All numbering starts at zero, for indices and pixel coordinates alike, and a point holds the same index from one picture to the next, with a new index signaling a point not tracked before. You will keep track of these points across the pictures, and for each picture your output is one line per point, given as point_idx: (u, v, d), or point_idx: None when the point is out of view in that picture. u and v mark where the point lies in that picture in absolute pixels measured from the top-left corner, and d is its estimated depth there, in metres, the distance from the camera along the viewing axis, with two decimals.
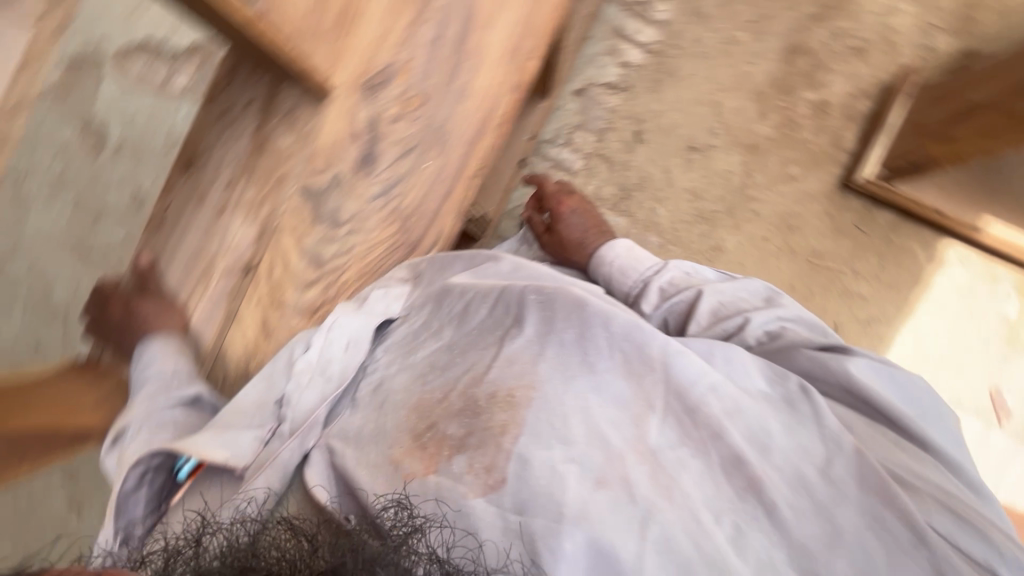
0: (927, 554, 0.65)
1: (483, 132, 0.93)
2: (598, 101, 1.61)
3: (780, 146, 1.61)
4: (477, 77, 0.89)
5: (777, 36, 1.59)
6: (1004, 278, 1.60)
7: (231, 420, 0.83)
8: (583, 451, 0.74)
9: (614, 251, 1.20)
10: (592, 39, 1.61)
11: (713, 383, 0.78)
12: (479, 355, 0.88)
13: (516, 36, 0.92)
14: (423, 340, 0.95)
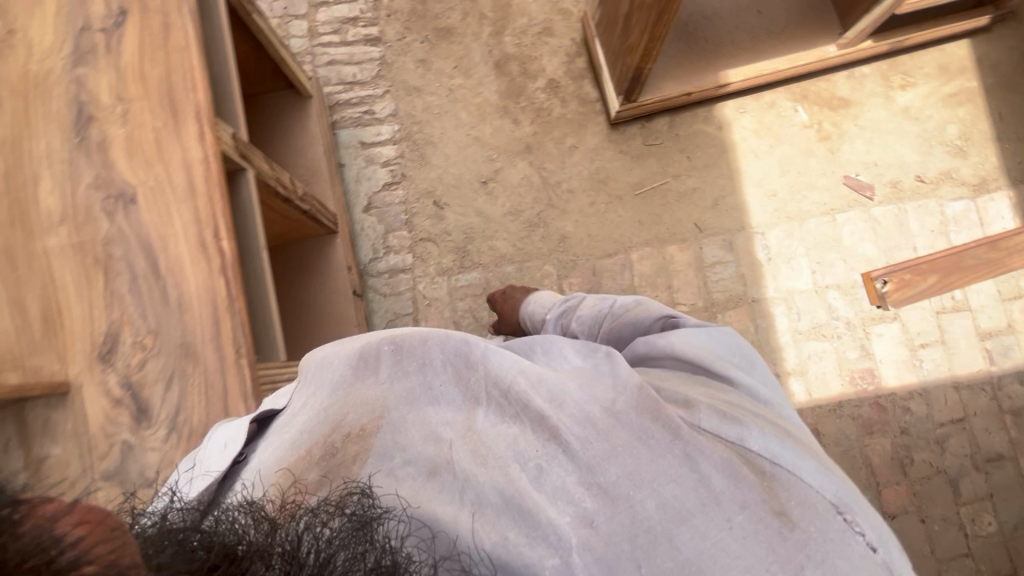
0: (684, 451, 0.62)
1: (222, 323, 0.74)
2: (388, 203, 1.70)
3: (547, 132, 1.76)
4: (185, 273, 0.75)
5: (480, 62, 1.79)
6: (781, 100, 1.77)
7: None
8: (418, 445, 0.66)
9: (537, 296, 1.25)
10: (346, 165, 1.70)
11: (525, 364, 0.71)
12: (343, 398, 0.72)
13: (195, 216, 0.76)
14: (294, 413, 0.73)
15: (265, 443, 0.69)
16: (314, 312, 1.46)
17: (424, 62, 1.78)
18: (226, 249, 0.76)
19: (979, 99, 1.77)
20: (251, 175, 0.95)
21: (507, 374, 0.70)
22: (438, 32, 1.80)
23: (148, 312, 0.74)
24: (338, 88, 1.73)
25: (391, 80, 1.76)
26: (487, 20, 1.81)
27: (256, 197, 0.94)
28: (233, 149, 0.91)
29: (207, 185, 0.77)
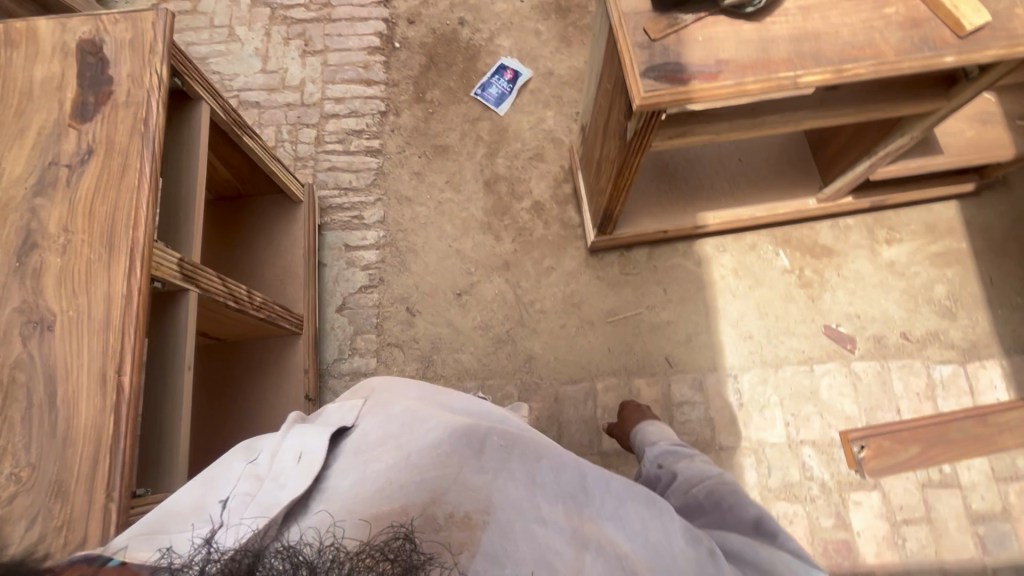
0: None
1: (101, 458, 0.74)
2: (362, 305, 1.74)
3: (526, 251, 1.80)
4: (77, 402, 0.76)
5: (471, 179, 1.88)
6: (763, 242, 1.77)
7: (162, 521, 0.68)
8: (517, 554, 0.66)
9: (653, 425, 1.27)
10: (327, 265, 1.75)
11: (632, 537, 0.76)
12: (442, 474, 0.72)
13: (102, 344, 0.78)
14: (381, 456, 0.75)
15: (362, 489, 0.70)
16: (261, 412, 1.45)
17: (419, 175, 1.88)
18: (125, 387, 0.77)
19: (968, 261, 1.74)
20: (194, 297, 1.01)
21: (620, 546, 0.73)
22: (435, 149, 1.91)
23: (37, 445, 0.74)
24: (332, 192, 1.83)
25: (385, 188, 1.86)
26: (482, 142, 1.92)
27: (191, 320, 1.00)
28: (179, 274, 0.98)
29: (124, 323, 0.79)
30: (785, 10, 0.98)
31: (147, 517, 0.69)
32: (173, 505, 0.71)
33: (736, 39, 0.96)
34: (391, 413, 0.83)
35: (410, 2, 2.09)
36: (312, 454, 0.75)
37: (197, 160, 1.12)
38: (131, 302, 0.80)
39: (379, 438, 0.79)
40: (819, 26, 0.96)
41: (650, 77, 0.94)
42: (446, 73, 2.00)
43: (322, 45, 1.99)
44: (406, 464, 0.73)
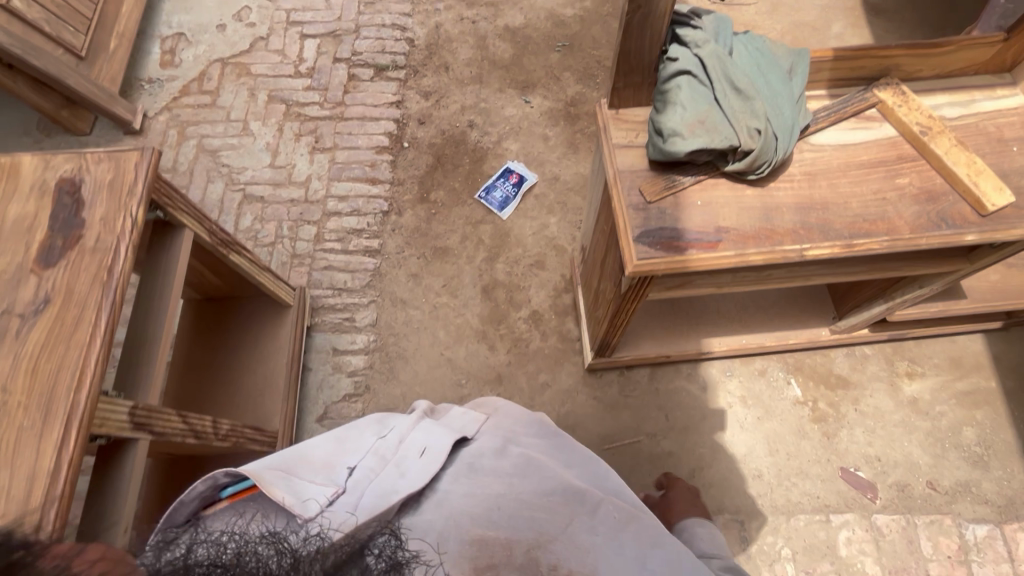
0: None
1: None
2: (344, 415, 1.65)
3: (521, 364, 1.72)
4: None
5: (469, 284, 1.83)
6: (773, 369, 1.67)
7: (301, 466, 0.78)
8: None
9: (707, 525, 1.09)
10: (312, 370, 1.68)
11: None
12: (551, 522, 0.74)
13: None
14: (495, 481, 0.79)
15: (474, 506, 0.74)
16: None
17: (416, 276, 1.84)
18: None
19: (999, 403, 1.61)
20: (143, 446, 0.94)
21: None
22: (435, 250, 1.88)
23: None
24: (326, 292, 1.79)
25: (380, 290, 1.81)
26: (483, 245, 1.88)
27: (137, 472, 0.92)
28: (130, 424, 0.91)
29: (39, 513, 0.71)
30: (790, 176, 0.93)
31: (289, 454, 0.80)
32: (311, 454, 0.81)
33: (737, 205, 0.90)
34: (509, 448, 0.86)
35: (422, 103, 2.13)
36: (435, 453, 0.80)
37: (170, 288, 1.06)
38: (54, 479, 0.73)
39: (497, 465, 0.82)
40: (827, 196, 0.91)
41: (644, 242, 0.88)
42: (452, 174, 2.01)
43: (332, 142, 2.02)
44: (519, 497, 0.76)
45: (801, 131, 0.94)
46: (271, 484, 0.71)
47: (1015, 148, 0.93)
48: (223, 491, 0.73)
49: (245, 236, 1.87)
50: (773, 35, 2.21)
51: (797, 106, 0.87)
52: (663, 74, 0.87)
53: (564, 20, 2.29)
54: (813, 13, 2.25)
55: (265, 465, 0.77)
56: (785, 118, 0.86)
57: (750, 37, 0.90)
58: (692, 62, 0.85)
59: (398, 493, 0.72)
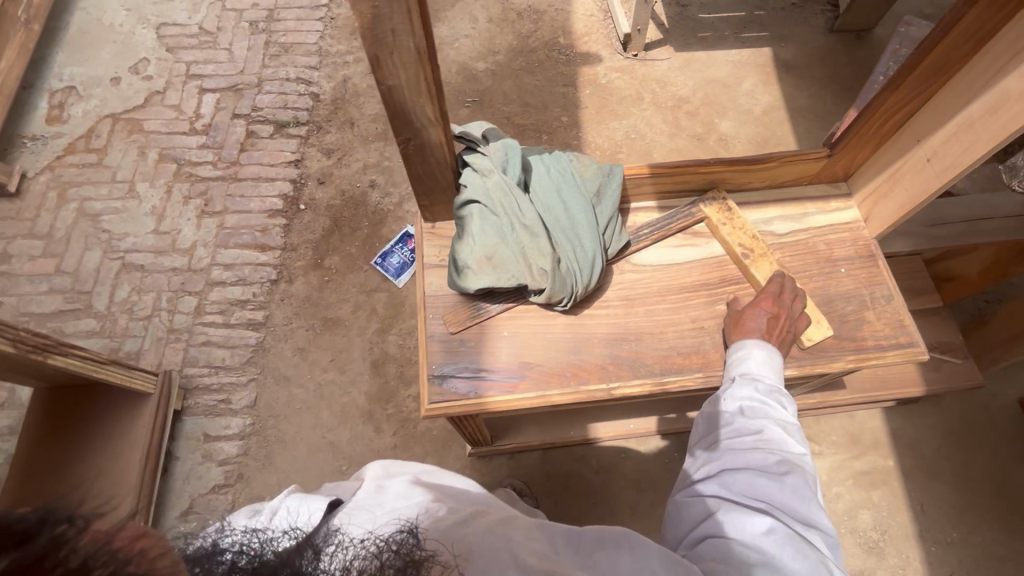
0: None
1: None
2: (210, 509, 1.53)
3: (406, 447, 1.62)
4: None
5: (358, 359, 1.74)
6: (669, 449, 1.59)
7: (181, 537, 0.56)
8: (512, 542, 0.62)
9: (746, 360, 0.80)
10: (179, 459, 1.57)
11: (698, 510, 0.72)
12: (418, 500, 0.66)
13: None
14: (369, 499, 0.66)
15: (367, 517, 0.62)
16: None
17: (303, 350, 1.74)
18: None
19: (897, 483, 1.55)
20: None
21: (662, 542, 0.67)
22: (325, 322, 1.79)
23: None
24: (202, 371, 1.68)
25: (261, 367, 1.71)
26: (375, 316, 1.80)
27: None
28: None
29: None
30: (605, 303, 0.87)
31: None
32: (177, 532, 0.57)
33: (544, 338, 0.84)
34: (395, 480, 0.70)
35: (323, 162, 2.05)
36: (312, 504, 0.63)
37: None
38: None
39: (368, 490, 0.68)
40: (643, 326, 0.85)
41: (439, 381, 0.80)
42: (349, 238, 1.92)
43: (222, 206, 1.93)
44: (390, 502, 0.65)
45: (617, 253, 0.89)
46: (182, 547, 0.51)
47: (843, 268, 0.90)
48: None
49: (120, 309, 1.75)
50: (685, 92, 2.19)
51: (597, 237, 0.84)
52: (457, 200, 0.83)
53: (476, 74, 2.24)
54: (724, 69, 2.24)
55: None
56: (584, 248, 0.82)
57: (551, 159, 0.88)
58: (481, 193, 0.82)
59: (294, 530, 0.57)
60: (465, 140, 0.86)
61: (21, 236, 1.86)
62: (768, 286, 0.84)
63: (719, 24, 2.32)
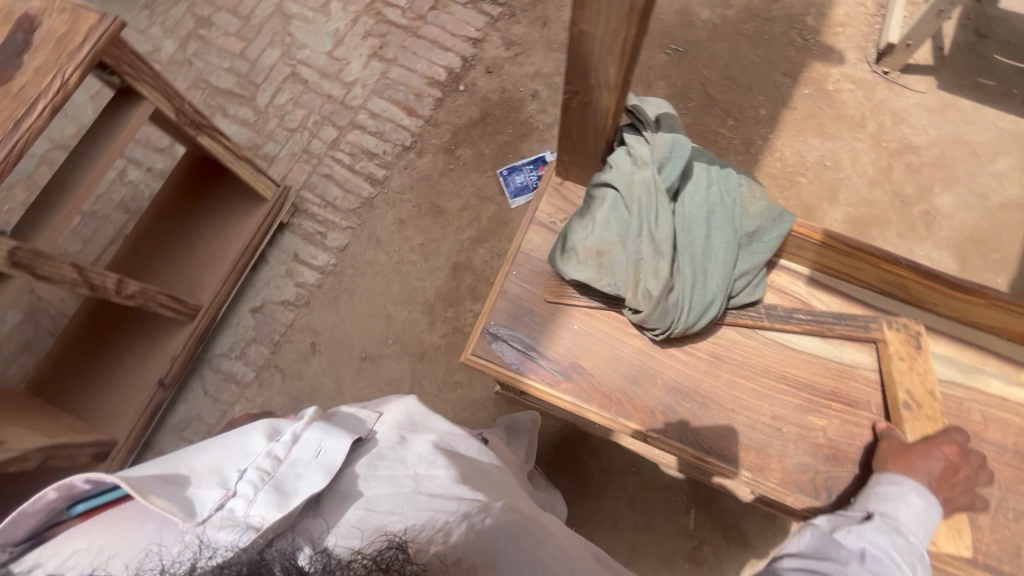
0: None
1: None
2: (274, 318, 1.71)
3: (447, 353, 1.68)
4: None
5: (443, 255, 1.78)
6: (680, 488, 1.52)
7: (190, 473, 0.62)
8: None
9: (898, 498, 0.77)
10: (268, 263, 1.74)
11: None
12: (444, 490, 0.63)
13: None
14: (392, 467, 0.65)
15: (381, 496, 0.62)
16: (114, 370, 1.50)
17: (402, 223, 1.80)
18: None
19: None
20: (15, 283, 1.01)
21: None
22: (431, 207, 1.82)
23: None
24: (315, 198, 1.80)
25: (362, 220, 1.80)
26: (477, 224, 1.80)
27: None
28: (6, 261, 0.98)
29: None
30: (689, 364, 0.93)
31: (167, 462, 0.65)
32: (188, 461, 0.64)
33: (614, 360, 0.91)
34: (420, 440, 0.71)
35: (500, 51, 1.96)
36: (330, 454, 0.64)
37: (107, 152, 1.09)
38: None
39: (396, 448, 0.69)
40: (717, 398, 0.91)
41: (490, 339, 0.90)
42: (488, 138, 1.89)
43: (393, 56, 1.94)
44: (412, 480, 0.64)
45: (733, 305, 0.93)
46: (149, 491, 0.57)
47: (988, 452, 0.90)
48: (74, 508, 0.63)
49: (274, 112, 1.88)
50: (918, 141, 1.80)
51: (723, 279, 0.85)
52: (600, 181, 0.85)
53: (695, 21, 1.97)
54: (985, 134, 1.79)
55: (144, 468, 0.64)
56: (703, 289, 0.85)
57: (716, 187, 0.87)
58: (632, 197, 0.83)
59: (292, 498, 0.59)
60: (643, 134, 0.86)
61: (225, 10, 2.00)
62: (952, 434, 0.83)
63: (1014, 76, 1.82)
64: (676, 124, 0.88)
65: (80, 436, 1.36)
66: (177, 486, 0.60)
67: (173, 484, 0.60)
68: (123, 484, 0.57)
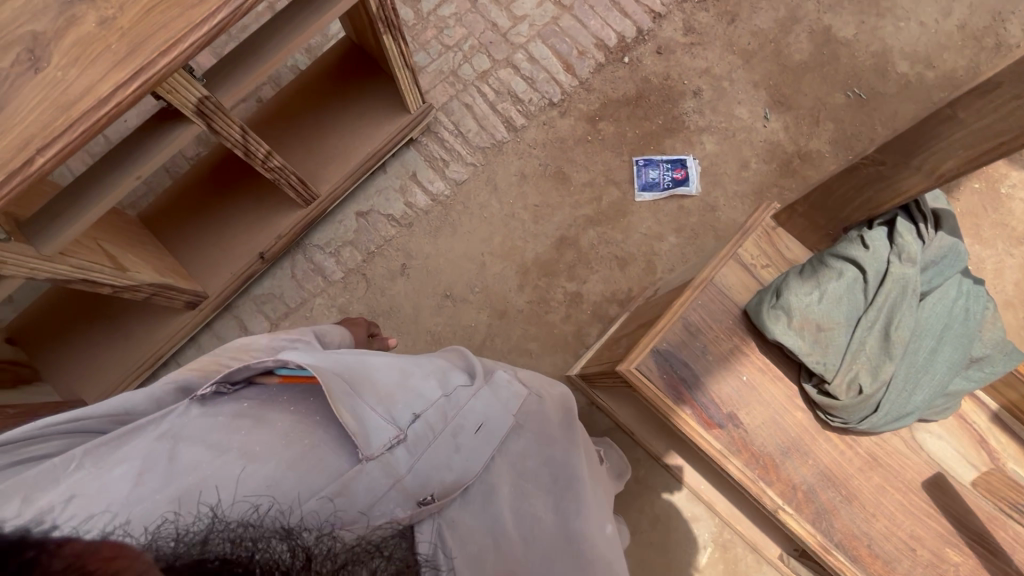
0: None
1: None
2: (375, 228, 1.71)
3: (526, 320, 1.69)
4: None
5: (554, 224, 1.74)
6: (705, 526, 1.54)
7: (370, 390, 0.81)
8: None
9: None
10: (385, 173, 1.73)
11: None
12: (522, 501, 0.84)
13: (37, 118, 0.80)
14: (500, 467, 0.85)
15: (479, 481, 0.82)
16: (224, 230, 1.51)
17: (524, 177, 1.76)
18: (32, 169, 0.80)
19: None
20: (194, 130, 1.02)
21: None
22: (558, 171, 1.77)
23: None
24: (449, 124, 1.76)
25: (487, 161, 1.76)
26: (596, 204, 1.75)
27: (172, 145, 1.00)
28: (194, 106, 0.98)
29: (74, 122, 0.80)
30: (846, 457, 1.01)
31: (359, 371, 0.83)
32: (378, 381, 0.84)
33: (772, 425, 1.00)
34: (531, 440, 0.90)
35: (677, 35, 1.85)
36: (487, 432, 0.85)
37: (309, 25, 1.06)
38: (75, 107, 0.81)
39: (518, 441, 0.89)
40: (863, 496, 1.00)
41: (656, 357, 1.00)
42: (636, 120, 1.81)
43: (570, 3, 1.83)
44: (512, 480, 0.86)
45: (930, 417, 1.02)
46: (347, 403, 0.76)
47: None
48: (279, 369, 0.78)
49: (433, 22, 1.81)
50: None
51: (929, 394, 0.94)
52: (852, 259, 0.94)
53: (889, 72, 1.83)
54: None
55: (326, 360, 0.81)
56: (909, 398, 0.95)
57: (964, 303, 0.94)
58: (881, 289, 0.93)
59: (443, 462, 0.79)
60: (919, 227, 0.93)
61: None
62: None
63: None
64: (950, 221, 0.95)
65: (183, 282, 1.41)
66: (367, 401, 0.78)
67: (363, 398, 0.79)
68: (326, 385, 0.73)
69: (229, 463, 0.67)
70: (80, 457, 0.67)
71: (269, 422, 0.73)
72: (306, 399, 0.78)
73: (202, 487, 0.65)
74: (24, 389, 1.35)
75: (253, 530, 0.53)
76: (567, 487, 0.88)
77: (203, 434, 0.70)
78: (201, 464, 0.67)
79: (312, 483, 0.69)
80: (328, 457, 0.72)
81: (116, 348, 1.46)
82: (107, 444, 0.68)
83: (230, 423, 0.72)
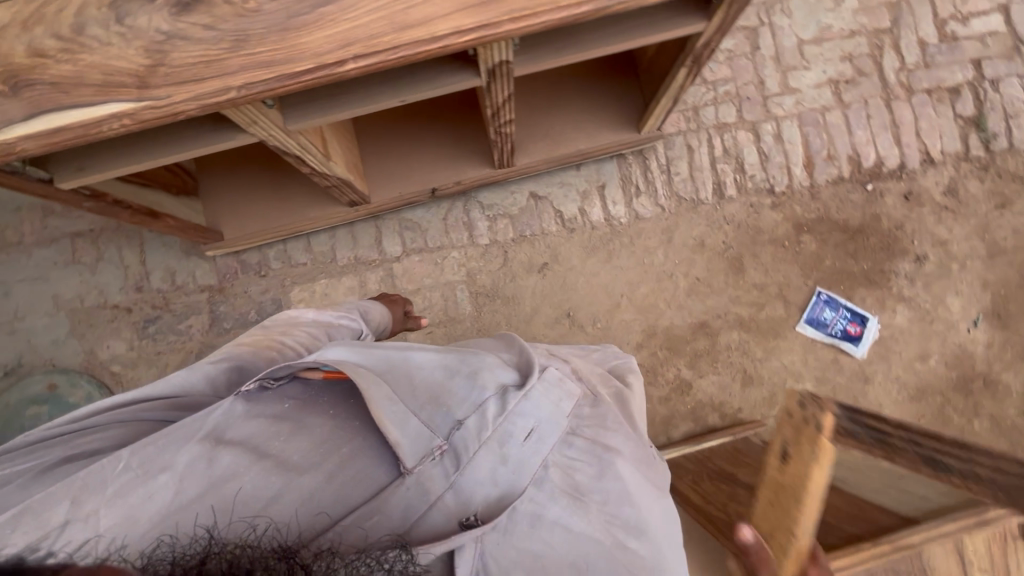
0: None
1: (276, 60, 0.76)
2: (540, 216, 1.65)
3: None
4: (317, 28, 0.76)
5: (705, 307, 1.63)
6: None
7: (411, 390, 0.71)
8: None
9: None
10: (577, 170, 1.65)
11: None
12: (576, 528, 0.66)
13: (369, 24, 0.76)
14: (554, 478, 0.69)
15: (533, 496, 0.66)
16: (416, 153, 1.47)
17: (701, 247, 1.65)
18: (340, 71, 0.76)
19: None
20: (474, 82, 0.96)
21: None
22: (737, 259, 1.65)
23: (274, 6, 0.77)
24: (662, 158, 1.65)
25: (676, 211, 1.65)
26: (755, 310, 1.63)
27: (451, 88, 0.95)
28: (490, 65, 0.92)
29: (400, 44, 0.76)
30: None
31: (400, 371, 0.74)
32: (420, 379, 0.73)
33: None
34: (590, 449, 0.73)
35: (936, 191, 1.65)
36: (538, 439, 0.69)
37: (635, 36, 0.96)
38: (411, 30, 0.76)
39: (571, 451, 0.72)
40: None
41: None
42: (843, 253, 1.65)
43: (848, 102, 1.66)
44: (568, 495, 0.68)
45: None
46: (381, 406, 0.66)
47: None
48: (322, 366, 0.69)
49: None
50: None
51: None
52: None
53: None
54: None
55: (367, 359, 0.75)
56: None
57: None
58: None
59: (489, 474, 0.66)
60: None
61: None
62: None
63: None
64: None
65: (359, 183, 1.39)
66: (404, 405, 0.69)
67: (405, 401, 0.69)
68: (364, 388, 0.66)
69: (271, 475, 0.63)
70: (128, 458, 0.62)
71: (306, 429, 0.68)
72: (347, 401, 0.70)
73: (232, 505, 0.62)
74: (182, 200, 1.39)
75: (251, 550, 0.50)
76: (638, 525, 0.70)
77: (247, 440, 0.66)
78: (241, 475, 0.63)
79: (350, 496, 0.64)
80: (365, 466, 0.66)
81: (266, 203, 1.48)
82: (156, 444, 0.63)
83: (269, 427, 0.67)
